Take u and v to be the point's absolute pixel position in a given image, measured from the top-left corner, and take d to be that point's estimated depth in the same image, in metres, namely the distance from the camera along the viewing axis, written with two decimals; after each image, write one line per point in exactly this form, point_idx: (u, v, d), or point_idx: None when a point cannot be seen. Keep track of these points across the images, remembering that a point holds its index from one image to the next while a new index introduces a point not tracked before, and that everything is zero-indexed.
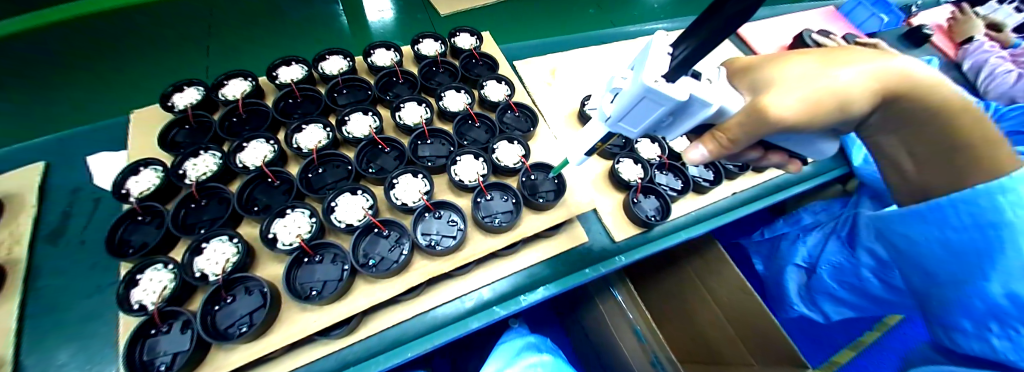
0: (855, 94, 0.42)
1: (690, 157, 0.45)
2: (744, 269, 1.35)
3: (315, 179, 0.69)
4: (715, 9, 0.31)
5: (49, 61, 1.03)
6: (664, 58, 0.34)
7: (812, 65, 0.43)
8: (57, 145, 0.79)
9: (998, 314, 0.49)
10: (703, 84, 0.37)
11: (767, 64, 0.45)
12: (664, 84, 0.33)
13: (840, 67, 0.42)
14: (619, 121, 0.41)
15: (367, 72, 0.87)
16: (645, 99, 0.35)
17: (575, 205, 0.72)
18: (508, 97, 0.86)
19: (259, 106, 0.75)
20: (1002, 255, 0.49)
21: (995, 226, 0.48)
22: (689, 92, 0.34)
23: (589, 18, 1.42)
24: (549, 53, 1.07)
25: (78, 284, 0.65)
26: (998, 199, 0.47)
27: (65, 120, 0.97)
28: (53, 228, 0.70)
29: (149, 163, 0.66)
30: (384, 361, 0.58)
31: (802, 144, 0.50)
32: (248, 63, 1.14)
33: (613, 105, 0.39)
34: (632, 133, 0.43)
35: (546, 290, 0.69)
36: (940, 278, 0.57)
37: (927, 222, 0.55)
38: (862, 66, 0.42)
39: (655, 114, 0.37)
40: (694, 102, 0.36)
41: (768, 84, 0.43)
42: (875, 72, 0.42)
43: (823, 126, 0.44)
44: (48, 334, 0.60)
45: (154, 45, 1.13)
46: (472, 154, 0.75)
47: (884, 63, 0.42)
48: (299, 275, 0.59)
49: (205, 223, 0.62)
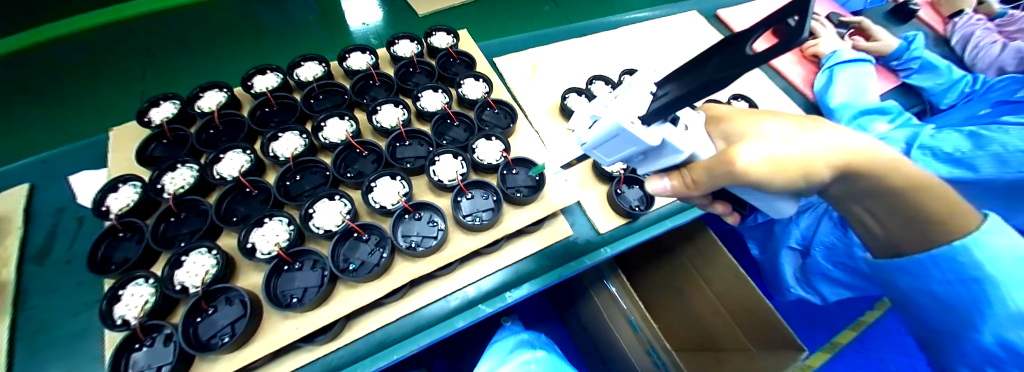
0: (830, 161, 0.37)
1: (653, 188, 0.45)
2: (739, 251, 1.38)
3: (292, 187, 0.69)
4: (710, 52, 0.31)
5: (30, 78, 1.04)
6: (647, 99, 0.35)
7: (783, 126, 0.39)
8: (41, 166, 0.79)
9: (996, 362, 0.40)
10: (679, 130, 0.36)
11: (743, 116, 0.43)
12: (639, 126, 0.34)
13: (822, 132, 0.38)
14: (595, 149, 0.41)
15: (344, 76, 0.86)
16: (619, 137, 0.36)
17: (560, 203, 0.72)
18: (486, 94, 0.86)
19: (236, 116, 0.75)
20: (988, 311, 0.40)
21: (978, 281, 0.40)
22: (661, 137, 0.35)
23: (543, 15, 1.38)
24: (530, 49, 1.06)
25: (65, 303, 0.65)
26: (978, 255, 0.39)
27: (51, 138, 0.98)
28: (39, 249, 0.70)
29: (127, 179, 0.66)
30: (373, 363, 0.60)
31: (756, 194, 0.43)
32: (225, 74, 1.13)
33: (590, 133, 0.39)
34: (606, 161, 0.43)
35: (531, 286, 0.69)
36: (935, 326, 0.47)
37: (908, 274, 0.46)
38: (839, 135, 0.38)
39: (629, 151, 0.38)
40: (667, 147, 0.37)
41: (740, 135, 0.41)
42: (852, 149, 0.37)
43: (796, 192, 0.40)
44: (39, 355, 0.60)
45: (135, 60, 1.13)
46: (451, 153, 0.75)
47: (863, 140, 0.38)
48: (279, 284, 0.59)
49: (184, 236, 0.62)
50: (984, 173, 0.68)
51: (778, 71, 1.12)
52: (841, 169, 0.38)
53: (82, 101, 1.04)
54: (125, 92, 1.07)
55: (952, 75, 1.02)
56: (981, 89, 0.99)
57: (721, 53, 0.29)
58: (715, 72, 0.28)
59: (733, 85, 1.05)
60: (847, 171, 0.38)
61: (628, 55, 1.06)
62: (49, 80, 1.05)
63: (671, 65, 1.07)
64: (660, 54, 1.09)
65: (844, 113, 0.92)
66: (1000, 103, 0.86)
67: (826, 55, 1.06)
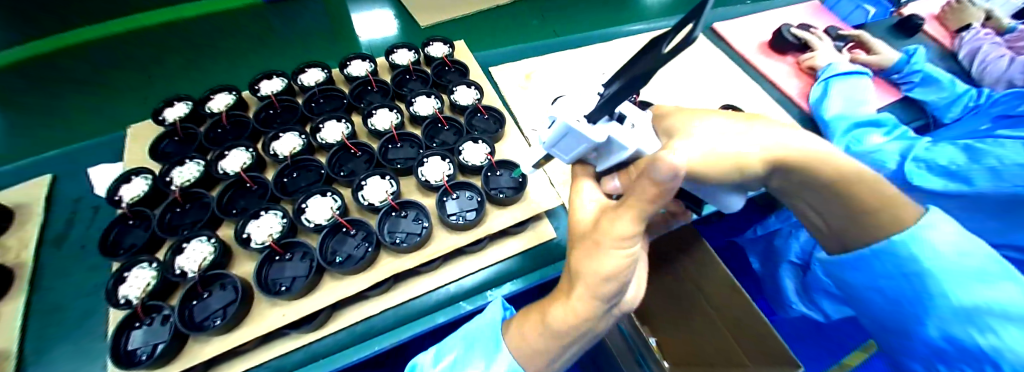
0: (759, 161, 0.38)
1: (606, 189, 0.45)
2: (741, 270, 1.25)
3: (289, 183, 0.73)
4: (644, 54, 0.33)
5: (54, 80, 1.14)
6: (591, 98, 0.37)
7: (716, 123, 0.41)
8: (63, 159, 0.85)
9: (945, 356, 0.45)
10: (625, 128, 0.38)
11: (686, 113, 0.45)
12: (584, 124, 0.36)
13: (756, 130, 0.40)
14: (553, 147, 0.43)
15: (344, 82, 0.92)
16: (569, 134, 0.38)
17: (540, 205, 0.74)
18: (477, 101, 0.90)
19: (242, 117, 0.80)
20: (931, 304, 0.44)
21: (919, 275, 0.44)
22: (606, 135, 0.37)
23: (533, 29, 1.40)
24: (526, 58, 1.10)
25: (75, 286, 0.70)
26: (914, 250, 0.43)
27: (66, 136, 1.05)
28: (57, 234, 0.75)
29: (139, 172, 0.71)
30: (355, 353, 0.63)
31: (699, 188, 0.44)
32: (233, 79, 1.20)
33: (548, 132, 0.41)
34: (566, 159, 0.45)
35: (512, 285, 0.71)
36: (886, 321, 0.51)
37: (856, 271, 0.49)
38: (775, 134, 0.40)
39: (581, 148, 0.40)
40: (613, 144, 0.39)
41: (674, 132, 0.43)
42: (792, 146, 0.39)
43: (735, 190, 0.43)
44: (51, 329, 0.65)
45: (159, 64, 1.21)
46: (439, 155, 0.79)
47: (793, 138, 0.39)
48: (270, 272, 0.63)
49: (186, 225, 0.67)
50: (980, 188, 0.68)
51: (772, 83, 1.11)
52: (776, 164, 0.39)
53: (96, 103, 1.12)
54: (140, 93, 1.15)
55: (956, 90, 1.00)
56: (987, 102, 0.98)
57: (644, 57, 0.32)
58: (643, 71, 0.30)
59: (726, 94, 1.06)
60: (787, 168, 0.40)
61: (621, 65, 1.08)
62: (70, 87, 1.14)
63: (615, 65, 1.09)
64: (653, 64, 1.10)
65: (838, 124, 0.90)
66: (999, 117, 0.85)
67: (821, 68, 1.04)
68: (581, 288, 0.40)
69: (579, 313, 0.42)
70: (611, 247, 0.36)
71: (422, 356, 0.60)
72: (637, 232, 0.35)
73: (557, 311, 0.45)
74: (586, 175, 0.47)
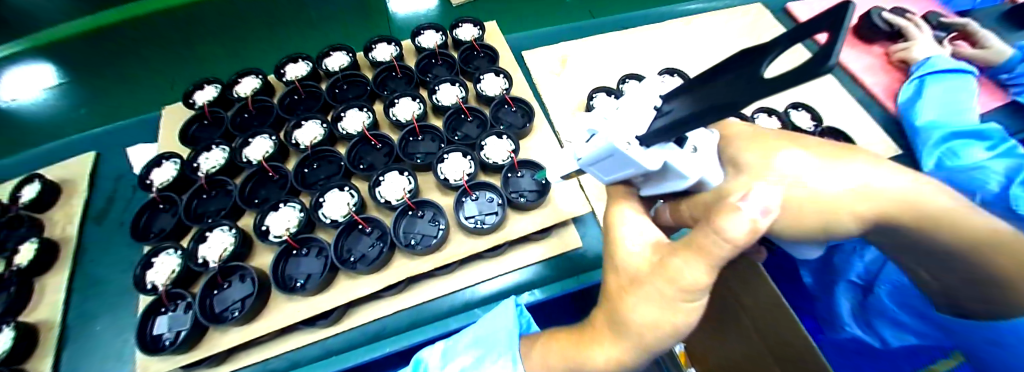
0: (848, 207, 0.32)
1: (626, 214, 0.40)
2: (791, 292, 0.79)
3: (309, 174, 0.72)
4: (717, 72, 0.26)
5: (90, 57, 1.05)
6: (647, 116, 0.31)
7: (800, 156, 0.35)
8: (106, 136, 0.89)
9: None
10: (685, 153, 0.32)
11: (752, 138, 0.38)
12: (636, 148, 0.30)
13: (851, 166, 0.33)
14: (592, 165, 0.37)
15: (368, 67, 0.88)
16: (614, 157, 0.32)
17: (570, 212, 0.68)
18: (505, 91, 0.83)
19: (267, 103, 0.79)
20: None
21: None
22: (662, 160, 0.31)
23: None
24: (563, 41, 1.00)
25: (112, 263, 0.73)
26: None
27: (102, 116, 0.98)
28: (99, 211, 0.79)
29: (169, 157, 0.73)
30: (366, 353, 0.61)
31: (780, 240, 0.40)
32: (261, 61, 1.08)
33: (587, 148, 0.35)
34: (604, 179, 0.39)
35: (535, 295, 0.66)
36: None
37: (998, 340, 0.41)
38: (866, 171, 0.32)
39: (627, 172, 0.34)
40: (669, 171, 0.33)
41: (733, 163, 0.36)
42: (885, 191, 0.31)
43: (810, 239, 0.36)
44: (92, 301, 0.70)
45: (193, 43, 1.10)
46: (460, 151, 0.74)
47: (901, 181, 0.32)
48: (287, 267, 0.63)
49: (211, 213, 0.68)
50: None
51: (853, 77, 0.96)
52: (870, 214, 0.32)
53: (130, 82, 1.03)
54: (172, 75, 1.06)
55: None
56: None
57: (718, 79, 0.26)
58: (717, 97, 0.24)
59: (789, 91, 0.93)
60: (878, 213, 0.32)
61: (667, 56, 0.97)
62: (104, 65, 1.05)
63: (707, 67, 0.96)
64: (703, 53, 0.97)
65: (929, 135, 0.75)
66: None
67: (916, 62, 0.88)
68: (626, 337, 0.35)
69: (622, 359, 0.37)
70: (674, 300, 0.30)
71: (427, 351, 0.57)
72: (707, 287, 0.28)
73: (595, 354, 0.39)
74: (628, 199, 0.41)
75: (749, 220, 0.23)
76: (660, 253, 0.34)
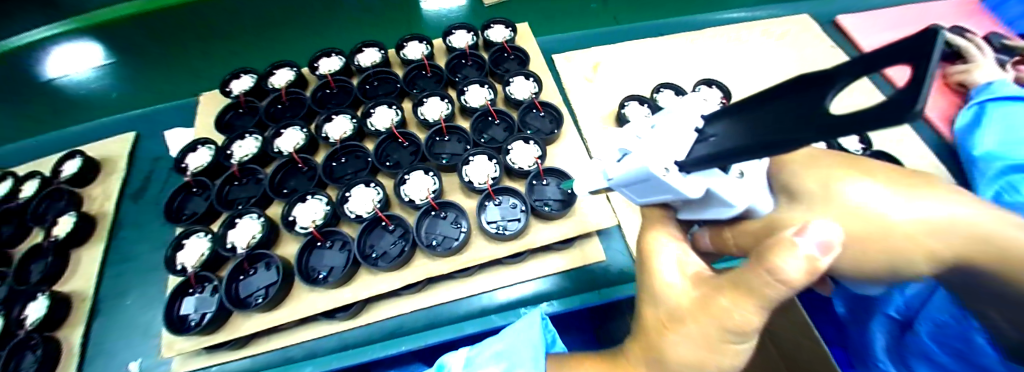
0: (918, 247, 0.29)
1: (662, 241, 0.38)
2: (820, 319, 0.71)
3: (337, 168, 0.73)
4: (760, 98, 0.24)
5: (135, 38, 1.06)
6: (686, 141, 0.29)
7: (874, 184, 0.31)
8: (146, 118, 0.92)
9: None
10: (731, 180, 0.30)
11: (809, 161, 0.34)
12: (673, 175, 0.29)
13: (925, 200, 0.29)
14: (623, 187, 0.35)
15: (399, 65, 0.89)
16: (649, 182, 0.31)
17: (596, 224, 0.66)
18: (534, 96, 0.82)
19: (300, 94, 0.81)
20: None
21: None
22: (704, 187, 0.29)
23: None
24: (594, 46, 0.98)
25: (145, 241, 0.76)
26: None
27: (146, 100, 1.01)
28: (136, 189, 0.83)
29: (204, 142, 0.75)
30: (384, 350, 0.61)
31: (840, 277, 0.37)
32: (295, 51, 1.10)
33: (618, 169, 0.33)
34: (636, 200, 0.37)
35: (552, 307, 0.65)
36: None
37: None
38: (944, 205, 0.29)
39: (663, 197, 0.33)
40: (712, 198, 0.31)
41: (789, 189, 0.33)
42: (963, 229, 0.29)
43: (871, 278, 0.33)
44: (124, 277, 0.72)
45: (231, 32, 1.10)
46: (486, 155, 0.73)
47: (984, 217, 0.29)
48: (311, 259, 0.64)
49: (242, 201, 0.69)
50: None
51: None
52: (943, 255, 0.30)
53: (173, 69, 1.05)
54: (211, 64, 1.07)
55: None
56: None
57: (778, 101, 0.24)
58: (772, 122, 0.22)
59: None
60: (953, 253, 0.29)
61: (703, 66, 0.93)
62: (148, 49, 1.06)
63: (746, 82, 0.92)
64: (741, 65, 0.93)
65: (989, 166, 0.69)
66: None
67: (976, 86, 0.81)
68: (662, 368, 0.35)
69: None
70: (716, 341, 0.30)
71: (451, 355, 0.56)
72: (757, 327, 0.28)
73: None
74: (664, 226, 0.38)
75: (806, 258, 0.22)
76: (699, 284, 0.33)
